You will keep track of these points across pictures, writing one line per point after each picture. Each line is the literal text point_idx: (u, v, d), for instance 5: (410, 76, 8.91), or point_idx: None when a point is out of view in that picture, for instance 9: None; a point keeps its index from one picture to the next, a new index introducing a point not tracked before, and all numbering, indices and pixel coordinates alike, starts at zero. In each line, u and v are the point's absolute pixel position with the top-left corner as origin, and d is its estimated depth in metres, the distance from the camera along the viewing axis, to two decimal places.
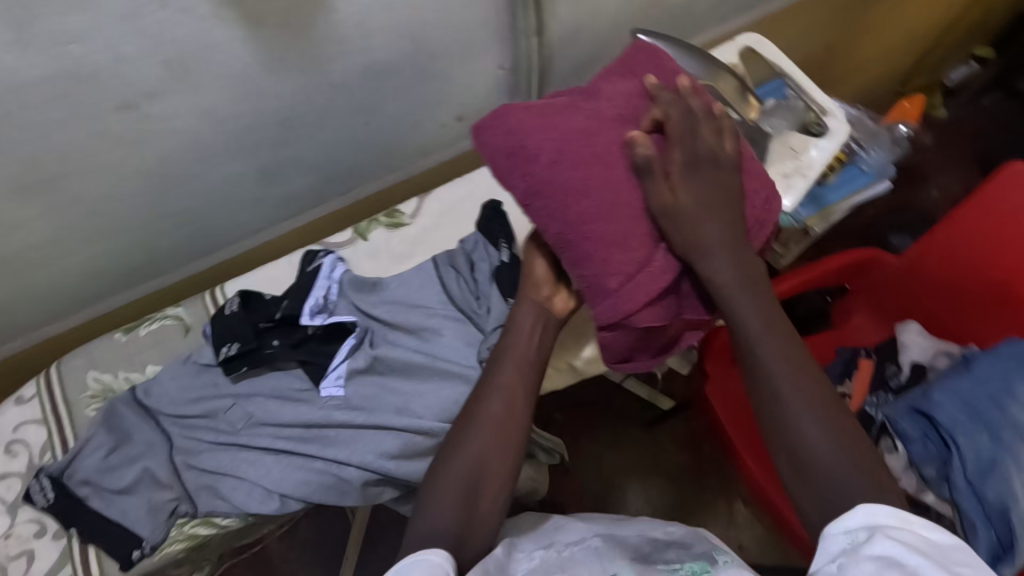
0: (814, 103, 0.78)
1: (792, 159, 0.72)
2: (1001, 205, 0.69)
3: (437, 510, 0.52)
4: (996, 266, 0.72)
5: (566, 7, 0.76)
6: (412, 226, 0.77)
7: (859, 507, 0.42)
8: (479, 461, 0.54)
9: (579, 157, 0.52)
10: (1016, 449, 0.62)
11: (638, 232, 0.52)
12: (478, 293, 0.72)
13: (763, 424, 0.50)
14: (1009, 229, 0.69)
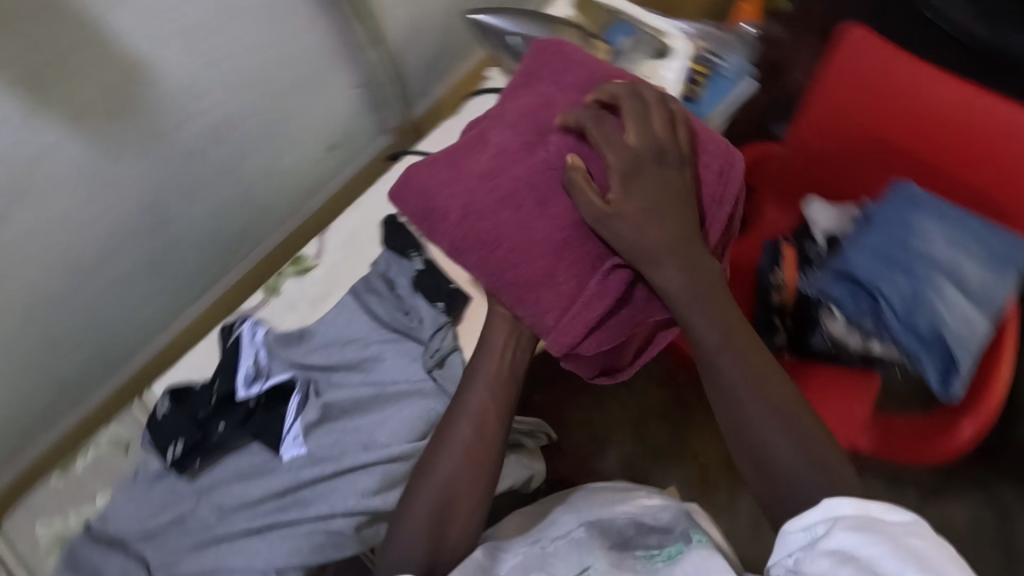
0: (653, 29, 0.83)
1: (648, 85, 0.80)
2: (854, 66, 0.80)
3: (407, 537, 0.52)
4: (864, 123, 0.82)
5: (392, 9, 0.76)
6: (320, 266, 0.75)
7: (819, 503, 0.42)
8: (459, 485, 0.55)
9: (493, 201, 0.55)
10: (930, 278, 0.72)
11: (572, 260, 0.54)
12: (406, 307, 0.71)
13: (714, 399, 0.52)
14: (866, 84, 0.79)
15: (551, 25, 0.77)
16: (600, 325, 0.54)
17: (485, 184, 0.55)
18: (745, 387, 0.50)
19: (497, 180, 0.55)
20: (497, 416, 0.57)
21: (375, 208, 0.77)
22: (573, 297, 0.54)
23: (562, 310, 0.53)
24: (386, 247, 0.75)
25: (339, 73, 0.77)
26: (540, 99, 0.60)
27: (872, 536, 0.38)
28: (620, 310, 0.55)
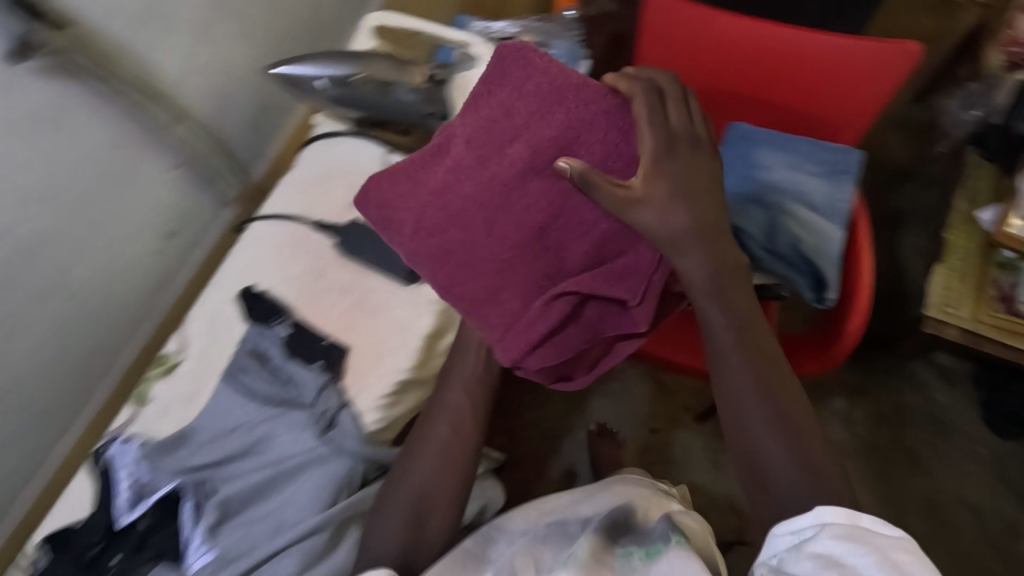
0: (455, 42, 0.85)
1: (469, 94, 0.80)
2: (699, 16, 1.01)
3: (385, 536, 0.58)
4: (721, 62, 1.04)
5: (190, 87, 0.79)
6: (185, 360, 0.71)
7: (812, 512, 0.52)
8: (428, 485, 0.61)
9: (447, 219, 0.68)
10: (802, 201, 0.86)
11: (529, 271, 0.66)
12: (285, 378, 0.68)
13: (720, 404, 0.63)
14: (712, 32, 1.01)
15: (359, 59, 0.77)
16: (546, 342, 0.65)
17: (439, 200, 0.68)
18: (732, 377, 0.62)
19: (451, 197, 0.68)
20: (470, 416, 0.66)
21: (228, 284, 0.74)
22: (516, 314, 0.66)
23: (502, 323, 0.66)
24: (251, 321, 0.72)
25: (156, 155, 0.78)
26: (501, 106, 0.69)
27: (860, 547, 0.49)
28: (572, 326, 0.66)
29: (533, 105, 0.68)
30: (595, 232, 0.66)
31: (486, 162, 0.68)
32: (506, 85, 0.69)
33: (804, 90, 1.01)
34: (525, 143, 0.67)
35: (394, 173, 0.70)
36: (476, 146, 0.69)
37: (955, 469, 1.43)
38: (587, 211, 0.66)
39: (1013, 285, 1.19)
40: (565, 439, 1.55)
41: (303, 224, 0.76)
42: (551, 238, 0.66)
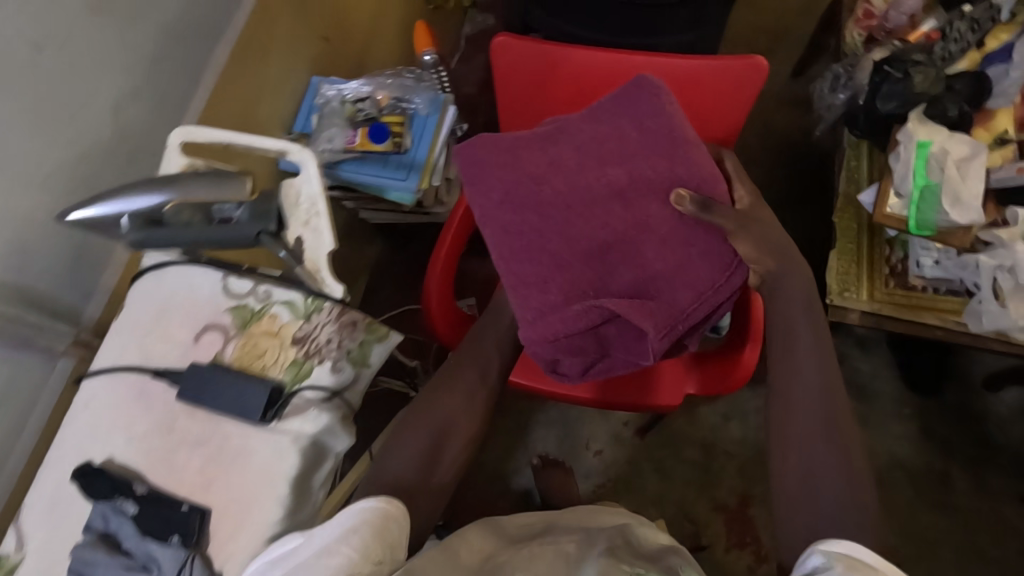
0: (265, 147, 0.69)
1: (298, 209, 0.70)
2: (533, 61, 0.97)
3: (401, 467, 0.79)
4: (571, 101, 1.01)
5: None
6: (25, 559, 0.63)
7: (844, 546, 0.64)
8: (447, 422, 0.86)
9: (535, 202, 0.83)
10: None
11: (584, 277, 0.81)
12: (142, 560, 0.62)
13: (779, 388, 0.81)
14: (552, 73, 0.98)
15: (171, 182, 0.68)
16: (564, 340, 0.80)
17: (544, 174, 0.84)
18: (798, 389, 0.78)
19: (552, 177, 0.84)
20: (485, 375, 0.92)
21: (68, 457, 0.66)
22: (553, 307, 0.81)
23: (551, 313, 0.80)
24: (94, 500, 0.63)
25: None
26: (624, 134, 0.85)
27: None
28: (604, 327, 0.81)
29: (651, 146, 0.84)
30: (647, 264, 0.81)
31: (585, 172, 0.84)
32: (637, 120, 0.86)
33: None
34: (622, 169, 0.83)
35: (505, 148, 0.86)
36: (585, 146, 0.85)
37: (884, 432, 1.48)
38: (644, 247, 0.81)
39: (902, 258, 1.23)
40: (512, 480, 1.52)
41: (141, 374, 0.68)
42: (606, 257, 0.82)
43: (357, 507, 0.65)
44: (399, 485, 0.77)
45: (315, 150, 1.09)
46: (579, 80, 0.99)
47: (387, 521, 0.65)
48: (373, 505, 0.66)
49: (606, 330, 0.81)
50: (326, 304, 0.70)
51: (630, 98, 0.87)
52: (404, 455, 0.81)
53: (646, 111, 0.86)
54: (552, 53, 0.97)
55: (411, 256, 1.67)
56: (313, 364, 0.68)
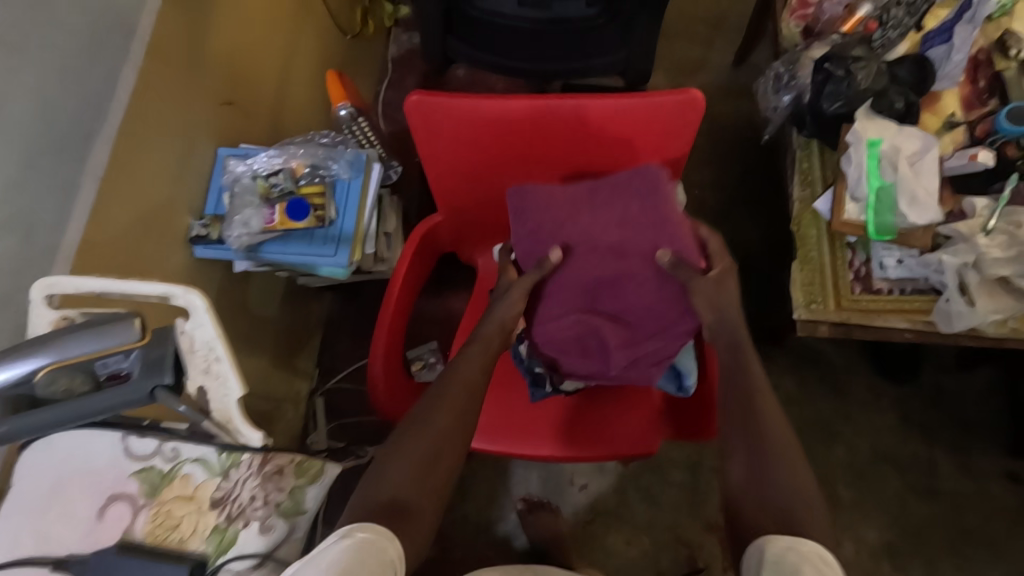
0: (144, 294, 0.62)
1: (198, 356, 0.63)
2: (454, 120, 0.88)
3: (396, 483, 0.74)
4: (503, 156, 0.93)
5: None
6: None
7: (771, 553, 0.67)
8: (445, 444, 0.79)
9: (553, 240, 0.85)
10: None
11: (579, 304, 0.88)
12: None
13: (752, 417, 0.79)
14: (478, 131, 0.89)
15: (35, 346, 0.56)
16: (560, 343, 0.92)
17: (564, 219, 0.84)
18: (769, 422, 0.78)
19: (568, 226, 0.84)
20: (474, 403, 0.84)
21: None
22: (554, 316, 0.90)
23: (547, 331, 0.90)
24: None
25: None
26: (636, 211, 0.82)
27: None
28: (592, 339, 0.91)
29: (655, 221, 0.82)
30: (632, 303, 0.86)
31: (597, 227, 0.83)
32: (652, 203, 0.81)
33: (609, 153, 0.91)
34: (625, 227, 0.82)
35: (533, 191, 0.85)
36: (600, 205, 0.83)
37: (865, 425, 1.43)
38: (630, 291, 0.85)
39: (865, 260, 1.16)
40: (498, 527, 1.45)
41: (40, 567, 0.59)
42: (599, 292, 0.87)
43: (357, 533, 0.64)
44: (394, 503, 0.72)
45: (230, 237, 0.98)
46: (508, 131, 0.89)
47: (383, 559, 0.63)
48: (371, 534, 0.64)
49: (586, 342, 0.91)
50: (245, 456, 0.65)
51: (636, 174, 0.81)
52: (401, 467, 0.75)
53: (654, 186, 0.81)
54: (475, 107, 0.86)
55: (362, 303, 1.54)
56: (238, 529, 0.62)
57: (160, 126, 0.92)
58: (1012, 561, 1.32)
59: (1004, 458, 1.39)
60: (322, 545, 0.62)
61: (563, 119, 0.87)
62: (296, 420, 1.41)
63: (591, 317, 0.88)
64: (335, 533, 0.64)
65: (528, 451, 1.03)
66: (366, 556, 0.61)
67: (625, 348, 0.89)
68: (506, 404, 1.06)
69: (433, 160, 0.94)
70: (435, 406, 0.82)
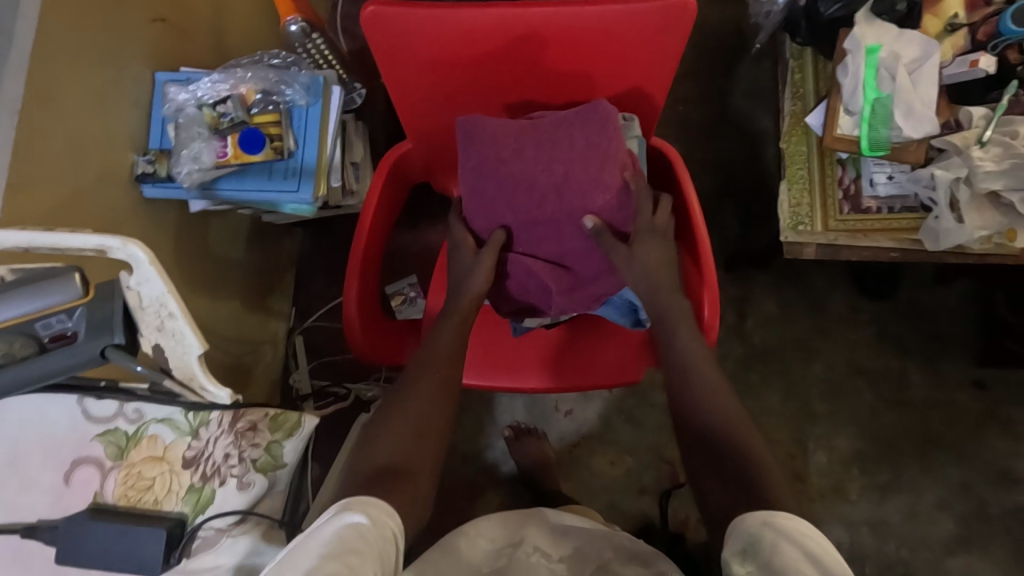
0: (81, 248, 0.56)
1: (151, 309, 0.57)
2: (440, 26, 0.77)
3: (390, 451, 0.75)
4: (497, 64, 0.83)
5: None
6: None
7: (756, 512, 0.62)
8: (423, 420, 0.79)
9: (497, 176, 0.83)
10: None
11: (525, 238, 0.87)
12: None
13: (695, 388, 0.82)
14: (456, 42, 0.79)
15: None
16: (511, 285, 0.91)
17: (508, 155, 0.82)
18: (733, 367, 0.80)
19: (512, 163, 0.82)
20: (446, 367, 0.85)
21: None
22: (507, 245, 0.89)
23: (483, 283, 0.87)
24: None
25: None
26: (583, 147, 0.81)
27: (783, 538, 0.57)
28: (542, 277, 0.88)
29: (598, 159, 0.81)
30: (566, 243, 0.86)
31: (541, 166, 0.82)
32: (594, 142, 0.80)
33: (610, 66, 0.83)
34: (565, 165, 0.81)
35: (485, 127, 0.81)
36: (545, 141, 0.81)
37: (842, 340, 1.45)
38: (567, 231, 0.85)
39: (855, 177, 1.13)
40: (486, 454, 1.48)
41: (11, 535, 0.59)
42: (537, 231, 0.86)
43: (353, 508, 0.62)
44: (392, 466, 0.74)
45: (179, 174, 0.90)
46: (511, 44, 0.80)
47: (383, 532, 0.62)
48: (363, 507, 0.62)
49: (520, 278, 0.90)
50: (213, 414, 0.63)
51: (585, 112, 0.80)
52: (398, 434, 0.77)
53: (601, 124, 0.80)
54: (476, 14, 0.76)
55: (334, 238, 1.47)
56: (214, 488, 0.62)
57: (77, 50, 0.80)
58: (973, 461, 1.39)
59: (974, 367, 1.43)
60: (324, 522, 0.60)
61: (566, 25, 0.77)
62: (276, 359, 1.38)
63: (536, 258, 0.88)
64: (336, 510, 0.61)
65: (479, 381, 1.01)
66: (366, 533, 0.59)
67: (566, 293, 0.89)
68: (500, 343, 1.03)
69: (420, 73, 0.84)
70: (407, 393, 0.81)
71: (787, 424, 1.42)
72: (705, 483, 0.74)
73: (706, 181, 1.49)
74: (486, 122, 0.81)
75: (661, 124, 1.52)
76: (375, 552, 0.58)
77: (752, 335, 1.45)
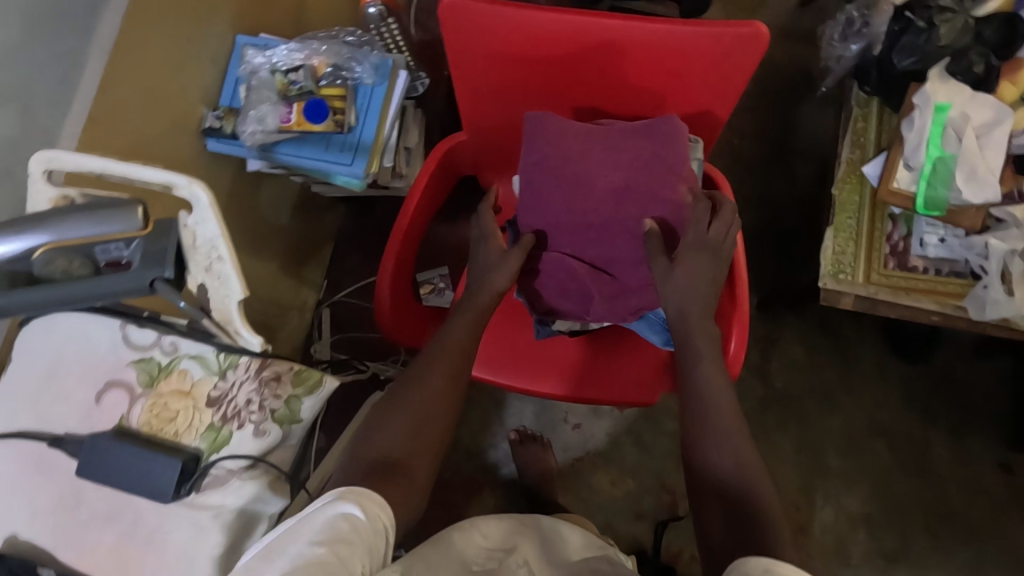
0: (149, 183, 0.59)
1: (201, 254, 0.62)
2: (513, 25, 0.79)
3: (388, 446, 0.75)
4: (564, 70, 0.85)
5: None
6: None
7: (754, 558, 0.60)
8: (424, 415, 0.79)
9: (559, 174, 0.84)
10: None
11: (575, 240, 0.87)
12: None
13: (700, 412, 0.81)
14: (525, 43, 0.81)
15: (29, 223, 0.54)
16: (550, 286, 0.91)
17: (572, 155, 0.84)
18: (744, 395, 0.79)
19: (576, 163, 0.84)
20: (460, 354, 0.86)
21: None
22: (555, 246, 0.88)
23: (505, 282, 0.89)
24: None
25: None
26: (647, 157, 0.82)
27: None
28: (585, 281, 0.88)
29: (660, 170, 0.83)
30: (616, 249, 0.86)
31: (604, 169, 0.83)
32: (659, 153, 0.82)
33: (671, 86, 0.84)
34: (627, 172, 0.83)
35: (555, 125, 0.84)
36: (611, 145, 0.84)
37: (866, 397, 1.41)
38: (620, 238, 0.85)
39: (905, 235, 1.11)
40: (489, 453, 1.48)
41: (39, 443, 0.62)
42: (590, 234, 0.86)
43: (347, 500, 0.62)
44: (390, 459, 0.74)
45: (244, 133, 0.94)
46: (580, 53, 0.81)
47: (377, 524, 0.62)
48: (357, 500, 0.62)
49: (562, 280, 0.90)
50: (243, 359, 0.65)
51: (655, 125, 0.83)
52: (398, 428, 0.77)
53: (669, 137, 0.82)
54: (553, 20, 0.78)
55: (376, 219, 1.50)
56: (231, 431, 0.64)
57: (171, 4, 0.84)
58: (989, 545, 1.33)
59: (1002, 448, 1.37)
60: (318, 508, 0.60)
61: (636, 40, 0.78)
62: (302, 327, 1.41)
63: (581, 261, 0.88)
64: (329, 498, 0.62)
65: (491, 377, 1.02)
66: (359, 524, 0.60)
67: (607, 300, 0.89)
68: (519, 344, 1.03)
69: (486, 67, 0.86)
70: (411, 388, 0.82)
71: (798, 474, 1.38)
72: (706, 516, 0.73)
73: (750, 217, 1.47)
74: (556, 122, 0.84)
75: (713, 155, 1.52)
76: (367, 545, 0.58)
77: (774, 378, 1.43)
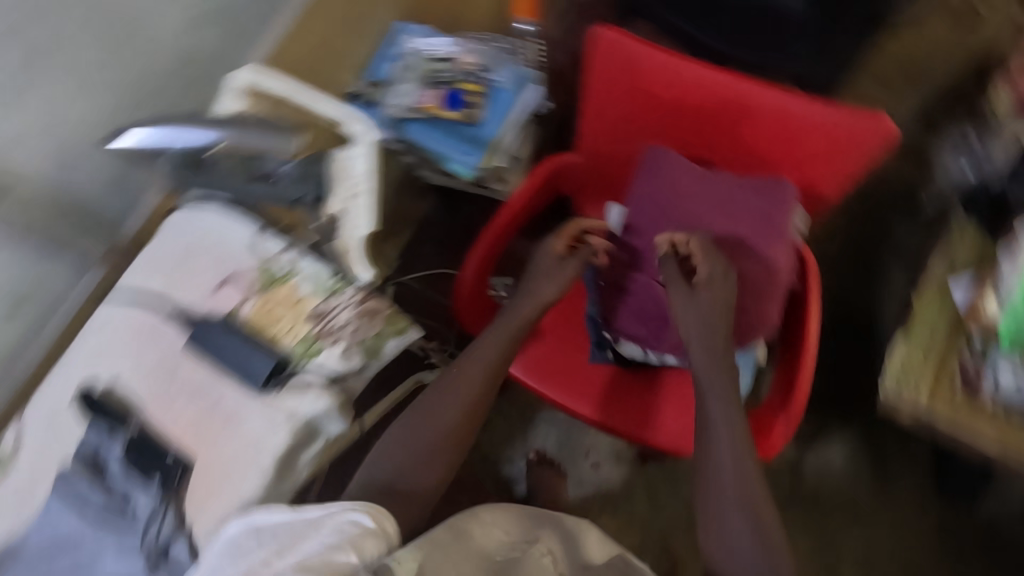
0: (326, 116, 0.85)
1: (345, 177, 0.83)
2: (654, 68, 0.86)
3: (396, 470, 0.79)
4: (690, 118, 0.90)
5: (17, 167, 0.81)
6: (17, 462, 0.73)
7: None
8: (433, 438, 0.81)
9: (669, 210, 0.93)
10: None
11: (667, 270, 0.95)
12: (122, 508, 0.69)
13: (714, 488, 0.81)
14: (659, 87, 0.88)
15: (226, 124, 0.78)
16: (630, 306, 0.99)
17: (686, 196, 0.91)
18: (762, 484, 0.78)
19: (688, 203, 0.91)
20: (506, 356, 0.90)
21: (76, 369, 0.74)
22: (649, 270, 0.97)
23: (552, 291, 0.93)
24: (90, 426, 0.72)
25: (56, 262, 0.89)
26: (755, 215, 0.88)
27: None
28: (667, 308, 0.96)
29: (764, 230, 0.88)
30: None
31: (712, 216, 0.90)
32: (767, 214, 0.88)
33: (788, 156, 0.88)
34: (732, 224, 0.90)
35: (677, 166, 0.91)
36: (723, 196, 0.90)
37: (896, 523, 1.36)
38: None
39: None
40: (503, 467, 1.50)
41: (153, 318, 0.75)
42: None
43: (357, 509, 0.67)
44: (390, 487, 0.77)
45: (386, 105, 1.07)
46: (708, 106, 0.87)
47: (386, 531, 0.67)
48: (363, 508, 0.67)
49: (643, 303, 0.98)
50: (347, 289, 0.77)
51: (771, 188, 0.88)
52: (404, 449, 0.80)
53: (780, 202, 0.87)
54: (695, 72, 0.84)
55: (460, 216, 1.58)
56: (324, 344, 0.75)
57: None
58: None
59: None
60: (331, 515, 0.66)
61: (767, 107, 0.83)
62: None
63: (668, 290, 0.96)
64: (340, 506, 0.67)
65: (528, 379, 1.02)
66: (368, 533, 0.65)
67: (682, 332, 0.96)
68: (563, 359, 1.04)
69: (617, 100, 0.93)
70: (440, 396, 0.85)
71: None
72: None
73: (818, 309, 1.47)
74: (679, 162, 0.91)
75: None
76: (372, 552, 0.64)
77: (804, 476, 1.39)
